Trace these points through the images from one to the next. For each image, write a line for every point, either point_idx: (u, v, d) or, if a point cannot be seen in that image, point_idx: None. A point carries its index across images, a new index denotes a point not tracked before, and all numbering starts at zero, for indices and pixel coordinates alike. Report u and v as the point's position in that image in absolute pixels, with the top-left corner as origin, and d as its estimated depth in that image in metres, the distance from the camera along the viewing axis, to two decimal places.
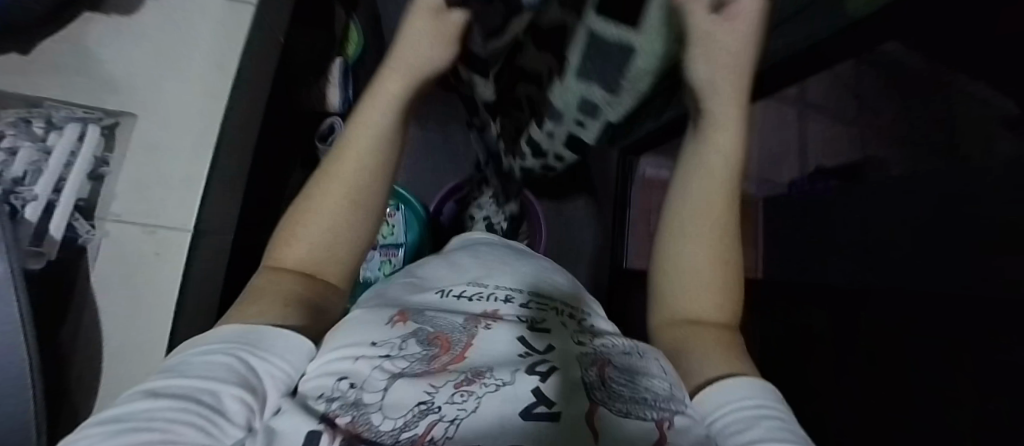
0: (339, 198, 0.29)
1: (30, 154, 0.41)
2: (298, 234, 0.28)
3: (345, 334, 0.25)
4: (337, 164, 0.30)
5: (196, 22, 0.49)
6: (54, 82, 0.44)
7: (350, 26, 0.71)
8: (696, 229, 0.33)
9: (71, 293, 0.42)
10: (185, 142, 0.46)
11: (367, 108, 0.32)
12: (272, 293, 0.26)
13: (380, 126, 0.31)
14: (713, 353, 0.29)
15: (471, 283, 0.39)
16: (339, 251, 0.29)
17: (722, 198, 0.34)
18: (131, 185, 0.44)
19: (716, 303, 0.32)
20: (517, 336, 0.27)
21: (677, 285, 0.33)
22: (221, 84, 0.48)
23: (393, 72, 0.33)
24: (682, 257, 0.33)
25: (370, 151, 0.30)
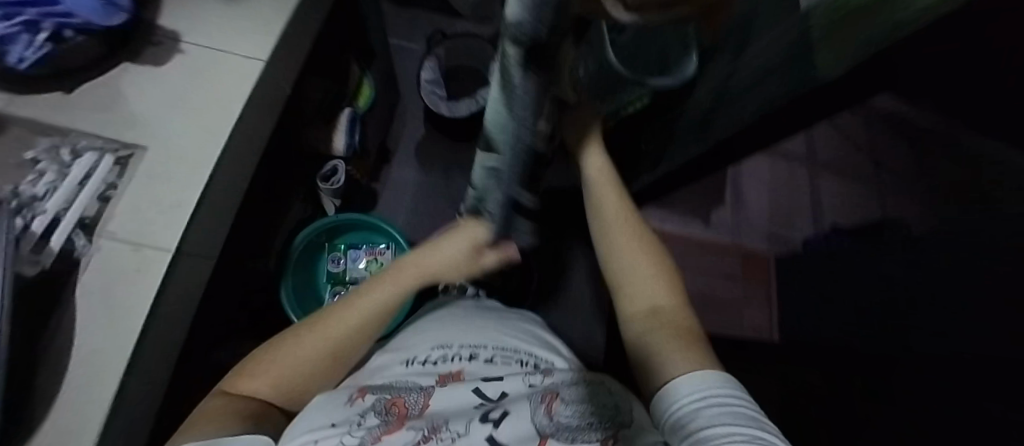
0: (325, 352, 0.42)
1: (52, 176, 0.48)
2: (275, 361, 0.41)
3: (309, 421, 0.36)
4: (331, 323, 0.43)
5: (208, 66, 0.53)
6: (81, 117, 0.50)
7: (363, 81, 0.80)
8: (629, 263, 0.45)
9: (57, 302, 0.45)
10: (182, 174, 0.50)
11: (378, 290, 0.46)
12: (229, 407, 0.37)
13: (379, 312, 0.44)
14: (680, 344, 0.38)
15: (436, 345, 0.46)
16: (301, 385, 0.41)
17: (640, 242, 0.46)
18: (129, 208, 0.49)
19: (667, 310, 0.42)
20: (472, 389, 0.36)
21: (633, 307, 0.43)
22: (223, 122, 0.52)
23: (412, 274, 0.48)
24: (628, 288, 0.44)
25: (362, 328, 0.43)
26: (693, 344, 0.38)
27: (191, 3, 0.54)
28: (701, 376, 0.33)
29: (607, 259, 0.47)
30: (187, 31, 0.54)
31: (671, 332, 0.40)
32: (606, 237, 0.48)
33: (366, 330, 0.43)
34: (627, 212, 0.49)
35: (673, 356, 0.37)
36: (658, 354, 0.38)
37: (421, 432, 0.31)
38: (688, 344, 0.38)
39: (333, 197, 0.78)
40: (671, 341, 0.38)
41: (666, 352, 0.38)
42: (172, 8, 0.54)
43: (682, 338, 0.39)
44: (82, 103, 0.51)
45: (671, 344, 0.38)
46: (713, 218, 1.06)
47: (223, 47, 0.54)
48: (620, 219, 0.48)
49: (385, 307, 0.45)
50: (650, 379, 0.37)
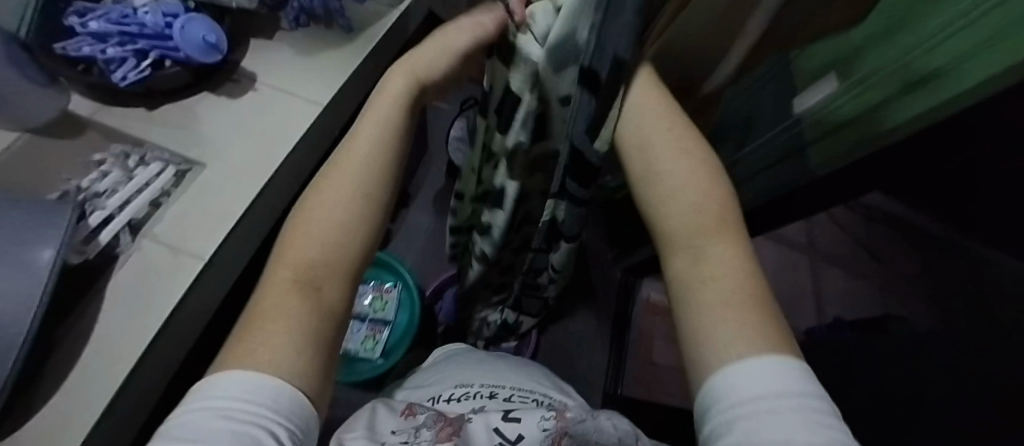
0: (346, 196, 0.32)
1: (116, 178, 0.53)
2: (299, 239, 0.30)
3: (380, 417, 0.46)
4: (330, 179, 0.33)
5: (275, 104, 0.61)
6: (154, 131, 0.57)
7: None
8: (672, 183, 0.31)
9: (87, 294, 0.48)
10: (232, 191, 0.55)
11: (363, 124, 0.35)
12: (277, 312, 0.27)
13: (377, 131, 0.35)
14: (742, 301, 0.26)
15: (458, 385, 0.53)
16: (344, 241, 0.31)
17: (687, 155, 0.32)
18: (176, 215, 0.53)
19: (722, 246, 0.29)
20: (493, 429, 0.43)
21: (672, 241, 0.30)
22: (278, 152, 0.58)
23: (402, 76, 0.38)
24: (673, 219, 0.31)
25: (365, 153, 0.34)
26: (757, 300, 0.26)
27: (271, 51, 0.63)
28: (773, 355, 0.23)
29: (649, 175, 0.33)
30: (263, 73, 0.62)
31: (730, 281, 0.27)
32: (647, 146, 0.33)
33: (384, 154, 0.34)
34: (661, 116, 0.34)
35: (733, 322, 0.25)
36: (710, 316, 0.26)
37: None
38: (749, 298, 0.26)
39: None
40: (728, 297, 0.26)
41: (718, 312, 0.26)
42: (254, 53, 0.63)
43: (747, 290, 0.27)
44: (160, 119, 0.57)
45: (727, 303, 0.26)
46: None
47: (290, 89, 0.62)
48: (654, 125, 0.34)
49: (396, 121, 0.36)
50: (696, 350, 0.26)
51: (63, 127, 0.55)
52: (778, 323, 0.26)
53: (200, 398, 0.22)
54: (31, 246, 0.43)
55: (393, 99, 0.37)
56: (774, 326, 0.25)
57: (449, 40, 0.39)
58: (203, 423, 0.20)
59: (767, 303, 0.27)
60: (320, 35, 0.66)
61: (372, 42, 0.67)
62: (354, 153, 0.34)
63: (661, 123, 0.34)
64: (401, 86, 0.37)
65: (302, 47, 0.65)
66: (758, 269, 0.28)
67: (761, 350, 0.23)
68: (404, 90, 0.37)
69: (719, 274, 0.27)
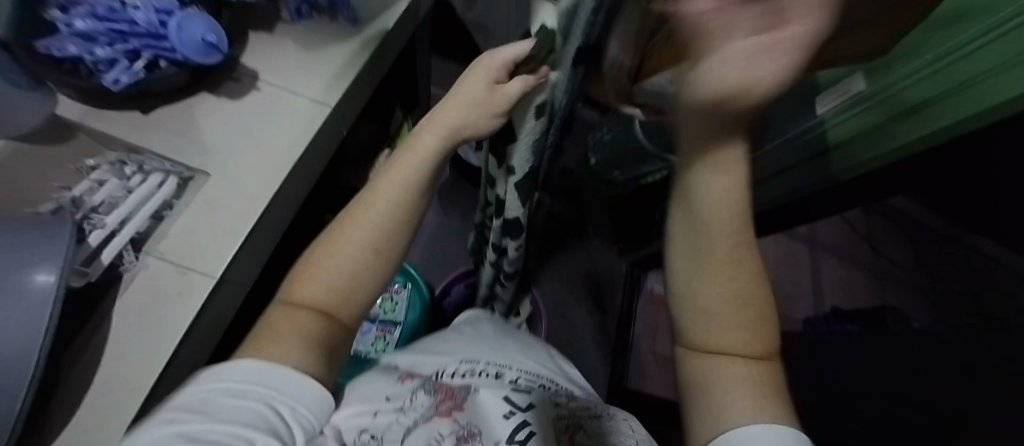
0: (366, 250, 0.33)
1: (113, 189, 0.49)
2: (317, 275, 0.32)
3: (369, 383, 0.44)
4: (354, 216, 0.34)
5: (280, 107, 0.57)
6: (151, 136, 0.53)
7: (403, 126, 0.82)
8: (711, 252, 0.25)
9: (92, 316, 0.45)
10: (240, 202, 0.52)
11: (397, 166, 0.35)
12: (288, 333, 0.31)
13: (408, 182, 0.34)
14: (758, 384, 0.26)
15: (463, 361, 0.48)
16: (356, 290, 0.33)
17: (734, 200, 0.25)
18: (182, 229, 0.50)
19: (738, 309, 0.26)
20: (504, 397, 0.39)
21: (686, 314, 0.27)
22: (285, 159, 0.55)
23: (432, 128, 0.36)
24: (703, 289, 0.26)
25: (392, 205, 0.34)
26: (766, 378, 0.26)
27: (273, 47, 0.59)
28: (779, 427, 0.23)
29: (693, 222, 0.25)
30: (264, 71, 0.58)
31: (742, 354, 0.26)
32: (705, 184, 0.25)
33: (406, 211, 0.34)
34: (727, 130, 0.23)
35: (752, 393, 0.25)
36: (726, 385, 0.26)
37: (458, 432, 0.36)
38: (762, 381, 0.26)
39: None
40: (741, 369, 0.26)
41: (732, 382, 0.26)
42: (254, 51, 0.59)
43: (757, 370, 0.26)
44: (158, 124, 0.54)
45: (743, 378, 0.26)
46: None
47: (295, 89, 0.58)
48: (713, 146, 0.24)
49: (423, 172, 0.35)
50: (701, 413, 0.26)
51: (53, 133, 0.51)
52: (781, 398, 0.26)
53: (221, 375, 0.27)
54: (31, 270, 0.40)
55: (425, 155, 0.36)
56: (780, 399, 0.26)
57: (494, 92, 0.37)
58: (213, 400, 0.25)
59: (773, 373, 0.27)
60: (323, 28, 0.62)
61: (378, 34, 0.63)
62: (378, 202, 0.34)
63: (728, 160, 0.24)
64: (433, 140, 0.36)
65: (306, 41, 0.61)
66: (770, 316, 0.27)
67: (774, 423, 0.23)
68: (436, 146, 0.36)
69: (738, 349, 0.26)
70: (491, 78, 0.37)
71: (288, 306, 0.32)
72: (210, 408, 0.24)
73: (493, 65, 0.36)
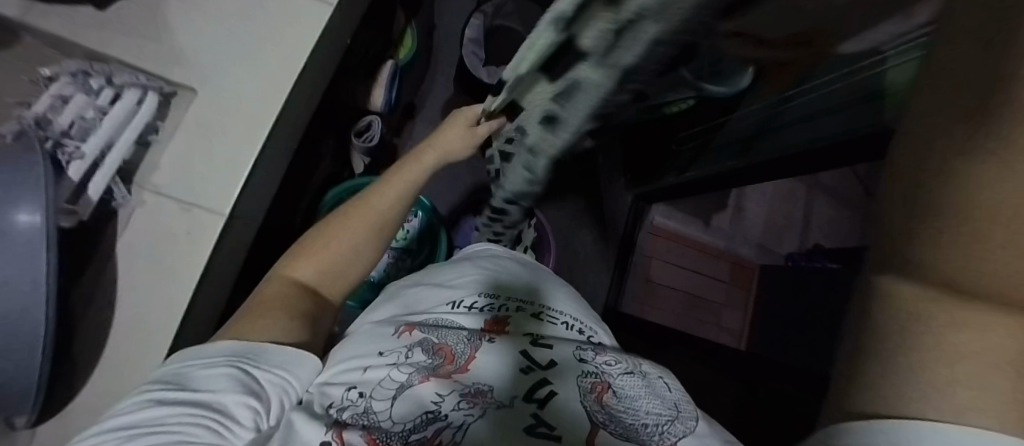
0: (358, 235, 0.39)
1: (81, 107, 0.41)
2: (309, 260, 0.38)
3: (364, 334, 0.38)
4: (351, 212, 0.40)
5: (269, 7, 0.47)
6: (117, 40, 0.44)
7: (406, 32, 0.70)
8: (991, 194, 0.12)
9: (94, 255, 0.41)
10: (236, 127, 0.45)
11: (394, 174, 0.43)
12: (271, 309, 0.34)
13: (403, 189, 0.43)
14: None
15: (482, 293, 0.44)
16: (341, 274, 0.39)
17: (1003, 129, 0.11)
18: (177, 159, 0.44)
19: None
20: (521, 351, 0.35)
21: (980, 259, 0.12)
22: (285, 77, 0.47)
23: (426, 154, 0.44)
24: (981, 196, 0.12)
25: (385, 208, 0.41)
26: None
27: None
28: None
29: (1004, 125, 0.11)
30: None
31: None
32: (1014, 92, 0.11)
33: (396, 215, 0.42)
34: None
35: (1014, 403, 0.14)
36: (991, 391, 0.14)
37: (467, 388, 0.31)
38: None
39: (365, 156, 0.68)
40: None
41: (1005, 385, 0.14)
42: None
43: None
44: (120, 24, 0.44)
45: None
46: (713, 220, 0.95)
47: None
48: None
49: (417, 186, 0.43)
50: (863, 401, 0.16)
51: None
52: None
53: (199, 351, 0.30)
54: (12, 208, 0.35)
55: (417, 175, 0.44)
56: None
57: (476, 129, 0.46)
58: (187, 372, 0.29)
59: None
60: None
61: None
62: (376, 200, 0.41)
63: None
64: (426, 164, 0.44)
65: None
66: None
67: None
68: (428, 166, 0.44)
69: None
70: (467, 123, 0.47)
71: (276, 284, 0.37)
72: (180, 380, 0.28)
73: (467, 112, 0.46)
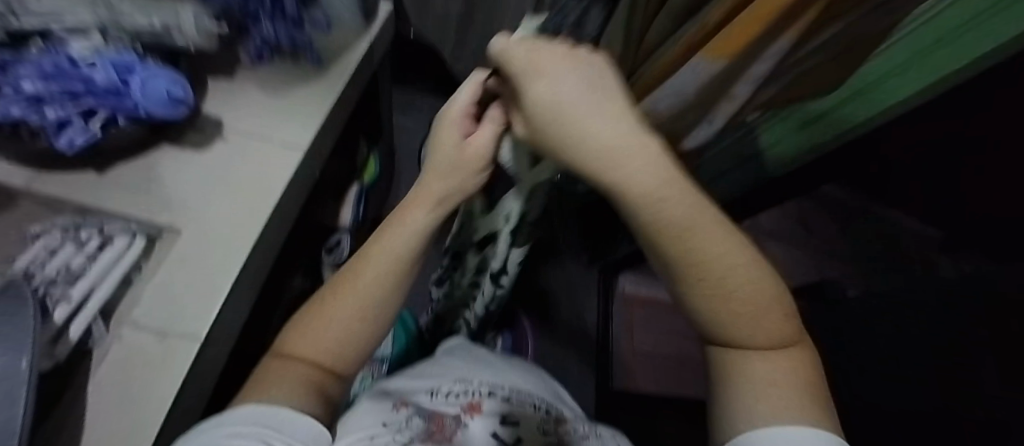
0: (351, 312, 0.38)
1: (69, 256, 0.46)
2: (307, 335, 0.38)
3: (360, 414, 0.40)
4: (345, 283, 0.39)
5: (252, 153, 0.55)
6: (112, 196, 0.50)
7: (369, 158, 0.82)
8: (700, 255, 0.26)
9: (64, 394, 0.42)
10: (216, 258, 0.50)
11: (389, 235, 0.40)
12: (280, 377, 0.36)
13: (398, 254, 0.39)
14: (788, 363, 0.29)
15: (458, 381, 0.48)
16: (344, 352, 0.38)
17: (672, 234, 0.25)
18: (157, 292, 0.48)
19: (745, 275, 0.27)
20: (491, 429, 0.39)
21: (704, 305, 0.28)
22: (263, 208, 0.53)
23: (421, 203, 0.40)
24: (681, 254, 0.26)
25: (378, 277, 0.39)
26: (794, 362, 0.29)
27: (236, 92, 0.57)
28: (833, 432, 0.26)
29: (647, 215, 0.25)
30: (229, 117, 0.56)
31: (771, 349, 0.29)
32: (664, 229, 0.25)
33: (392, 281, 0.39)
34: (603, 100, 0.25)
35: (788, 392, 0.27)
36: (766, 389, 0.27)
37: None
38: (793, 360, 0.29)
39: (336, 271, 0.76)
40: (781, 366, 0.28)
41: (778, 387, 0.27)
42: (216, 97, 0.56)
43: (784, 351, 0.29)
44: (116, 182, 0.51)
45: (784, 374, 0.28)
46: None
47: (264, 135, 0.56)
48: (557, 99, 0.25)
49: (412, 247, 0.40)
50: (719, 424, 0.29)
51: None
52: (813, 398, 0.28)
53: (230, 416, 0.30)
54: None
55: (413, 229, 0.40)
56: (804, 380, 0.28)
57: (467, 147, 0.41)
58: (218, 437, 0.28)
59: (806, 361, 0.30)
60: (289, 69, 0.59)
61: (348, 72, 0.61)
62: (372, 266, 0.39)
63: (597, 122, 0.24)
64: (421, 214, 0.40)
65: (271, 84, 0.58)
66: (776, 357, 0.29)
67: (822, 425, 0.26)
68: (424, 222, 0.40)
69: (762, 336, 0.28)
70: (460, 134, 0.42)
71: (281, 360, 0.38)
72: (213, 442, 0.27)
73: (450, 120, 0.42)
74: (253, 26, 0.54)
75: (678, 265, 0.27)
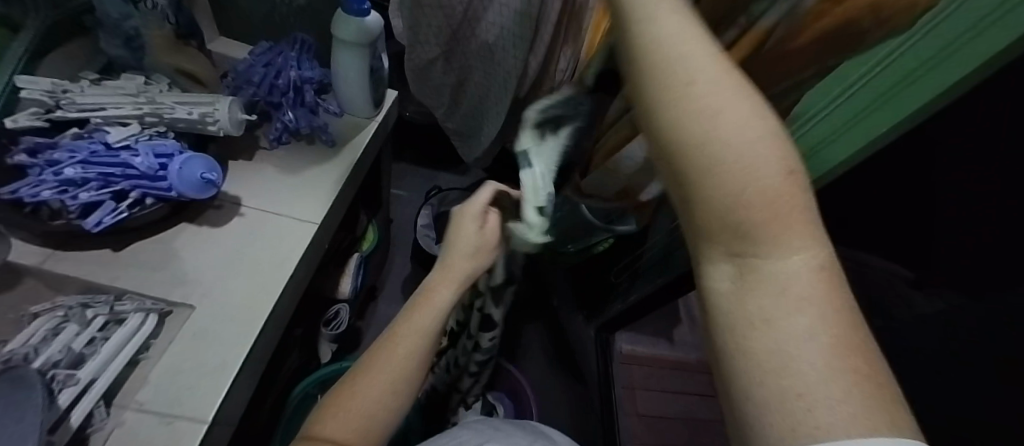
0: (384, 386, 0.40)
1: (72, 335, 0.44)
2: (338, 414, 0.38)
3: None
4: (377, 359, 0.41)
5: (268, 228, 0.57)
6: (126, 274, 0.50)
7: (368, 227, 0.84)
8: (697, 97, 0.19)
9: None
10: (228, 332, 0.49)
11: (417, 310, 0.44)
12: None
13: (425, 328, 0.43)
14: (832, 306, 0.17)
15: None
16: (374, 427, 0.39)
17: (660, 65, 0.20)
18: (165, 371, 0.46)
19: (765, 162, 0.18)
20: None
21: (700, 181, 0.18)
22: (277, 281, 0.53)
23: (448, 280, 0.45)
24: (668, 96, 0.19)
25: (411, 350, 0.42)
26: (841, 303, 0.18)
27: (255, 173, 0.60)
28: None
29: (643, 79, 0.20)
30: (248, 195, 0.59)
31: (799, 282, 0.18)
32: (653, 63, 0.20)
33: (421, 352, 0.42)
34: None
35: (821, 361, 0.16)
36: (780, 369, 0.17)
37: None
38: (841, 301, 0.18)
39: (333, 344, 0.76)
40: (816, 313, 0.17)
41: (807, 356, 0.16)
42: (234, 177, 0.59)
43: (823, 276, 0.18)
44: (132, 260, 0.51)
45: (821, 328, 0.17)
46: (675, 336, 1.05)
47: (280, 211, 0.58)
48: None
49: (437, 322, 0.44)
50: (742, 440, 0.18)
51: None
52: (881, 391, 0.16)
53: None
54: None
55: (441, 305, 0.44)
56: (870, 360, 0.17)
57: (485, 228, 0.47)
58: None
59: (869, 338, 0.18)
60: (304, 150, 0.64)
61: (359, 151, 0.66)
62: (405, 341, 0.42)
63: None
64: (449, 290, 0.45)
65: (287, 165, 0.62)
66: (827, 306, 0.17)
67: (877, 432, 0.15)
68: (450, 298, 0.45)
69: (779, 253, 0.18)
70: (480, 213, 0.47)
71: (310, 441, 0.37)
72: None
73: (477, 205, 0.46)
74: (275, 114, 0.61)
75: (669, 106, 0.19)
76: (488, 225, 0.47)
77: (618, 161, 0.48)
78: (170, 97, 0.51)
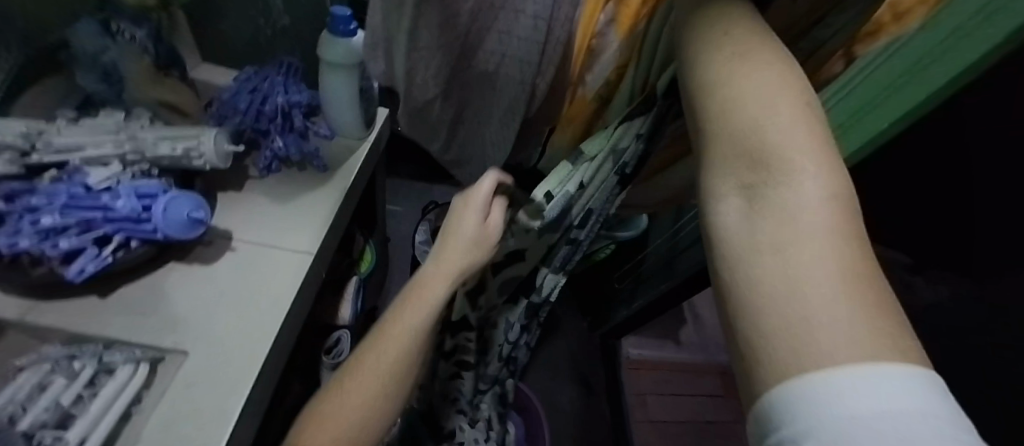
0: (376, 389, 0.39)
1: (60, 389, 0.42)
2: (330, 415, 0.37)
3: None
4: (368, 361, 0.39)
5: (259, 260, 0.55)
6: (111, 320, 0.48)
7: (365, 248, 0.81)
8: (733, 61, 0.24)
9: None
10: (224, 374, 0.47)
11: (408, 310, 0.41)
12: None
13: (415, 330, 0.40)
14: (838, 234, 0.19)
15: None
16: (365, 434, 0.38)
17: (708, 37, 0.25)
18: (158, 422, 0.43)
19: (777, 115, 0.22)
20: None
21: (725, 123, 0.23)
22: (273, 318, 0.51)
23: (440, 276, 0.42)
24: (711, 60, 0.24)
25: (403, 354, 0.40)
26: (848, 234, 0.19)
27: (245, 203, 0.58)
28: (902, 372, 0.15)
29: (701, 40, 0.26)
30: (239, 228, 0.56)
31: (809, 206, 0.20)
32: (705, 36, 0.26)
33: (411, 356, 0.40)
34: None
35: (826, 288, 0.17)
36: (792, 289, 0.18)
37: None
38: (851, 236, 0.19)
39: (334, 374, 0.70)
40: (828, 243, 0.18)
41: (813, 282, 0.18)
42: (222, 210, 0.57)
43: (834, 209, 0.20)
44: (118, 305, 0.49)
45: (829, 257, 0.18)
46: (682, 338, 1.04)
47: (272, 242, 0.56)
48: None
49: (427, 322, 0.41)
50: (749, 377, 0.18)
51: None
52: (885, 325, 0.17)
53: None
54: None
55: (433, 303, 0.41)
56: (878, 296, 0.18)
57: (488, 223, 0.44)
58: None
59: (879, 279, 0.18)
60: (295, 177, 0.62)
61: (352, 176, 0.63)
62: (393, 341, 0.40)
63: None
64: (441, 286, 0.42)
65: (278, 194, 0.60)
66: (834, 234, 0.19)
67: (878, 361, 0.15)
68: (441, 294, 0.42)
69: (789, 181, 0.20)
70: (479, 210, 0.43)
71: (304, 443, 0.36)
72: None
73: (474, 193, 0.43)
74: (263, 141, 0.59)
75: (711, 68, 0.24)
76: (486, 223, 0.44)
77: (666, 175, 0.52)
78: (151, 132, 0.49)
